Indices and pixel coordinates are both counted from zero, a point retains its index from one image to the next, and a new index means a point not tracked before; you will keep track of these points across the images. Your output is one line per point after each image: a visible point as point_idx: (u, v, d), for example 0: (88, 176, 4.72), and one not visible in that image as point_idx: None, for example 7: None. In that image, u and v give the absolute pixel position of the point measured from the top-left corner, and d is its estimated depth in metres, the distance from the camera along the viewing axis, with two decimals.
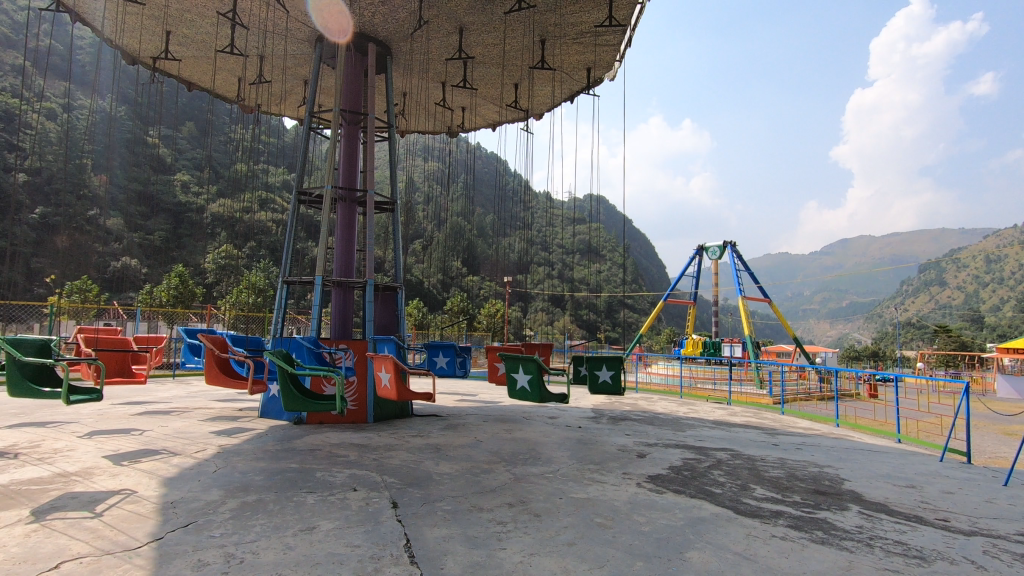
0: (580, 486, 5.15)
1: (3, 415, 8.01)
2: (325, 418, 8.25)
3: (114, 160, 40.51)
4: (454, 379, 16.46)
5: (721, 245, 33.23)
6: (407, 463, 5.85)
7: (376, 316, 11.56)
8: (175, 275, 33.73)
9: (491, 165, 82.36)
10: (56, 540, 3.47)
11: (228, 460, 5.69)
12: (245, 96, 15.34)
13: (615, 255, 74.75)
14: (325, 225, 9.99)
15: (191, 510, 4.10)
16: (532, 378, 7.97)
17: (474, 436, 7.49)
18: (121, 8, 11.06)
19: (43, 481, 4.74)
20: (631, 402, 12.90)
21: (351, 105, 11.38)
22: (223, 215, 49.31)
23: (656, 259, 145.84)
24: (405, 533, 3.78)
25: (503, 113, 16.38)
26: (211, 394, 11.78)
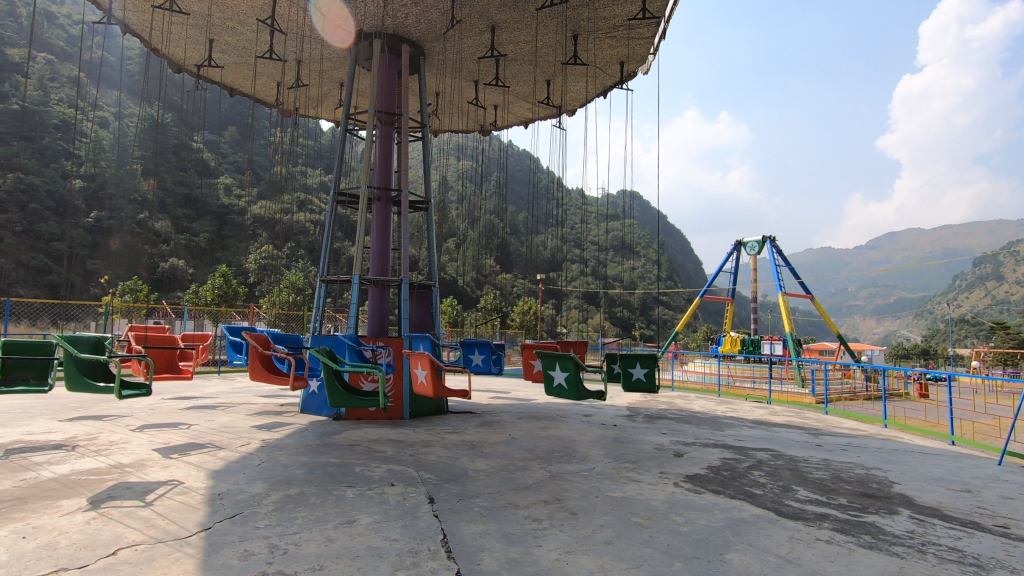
0: (616, 485, 5.10)
1: (63, 410, 8.45)
2: (363, 414, 8.41)
3: (162, 165, 42.32)
4: (489, 377, 16.52)
5: (759, 240, 32.36)
6: (444, 459, 5.91)
7: (412, 314, 11.70)
8: (219, 275, 34.96)
9: (523, 163, 82.41)
10: (113, 528, 3.64)
11: (271, 455, 5.87)
12: (284, 100, 15.79)
13: (649, 252, 73.74)
14: (361, 225, 10.14)
15: (237, 502, 4.25)
16: (569, 375, 7.93)
17: (509, 433, 7.52)
18: (167, 18, 11.51)
19: (100, 472, 4.98)
20: (668, 401, 12.72)
21: (386, 106, 11.58)
22: (264, 217, 50.94)
23: (692, 255, 143.26)
24: (442, 529, 3.81)
25: (536, 110, 16.34)
26: (255, 390, 12.16)
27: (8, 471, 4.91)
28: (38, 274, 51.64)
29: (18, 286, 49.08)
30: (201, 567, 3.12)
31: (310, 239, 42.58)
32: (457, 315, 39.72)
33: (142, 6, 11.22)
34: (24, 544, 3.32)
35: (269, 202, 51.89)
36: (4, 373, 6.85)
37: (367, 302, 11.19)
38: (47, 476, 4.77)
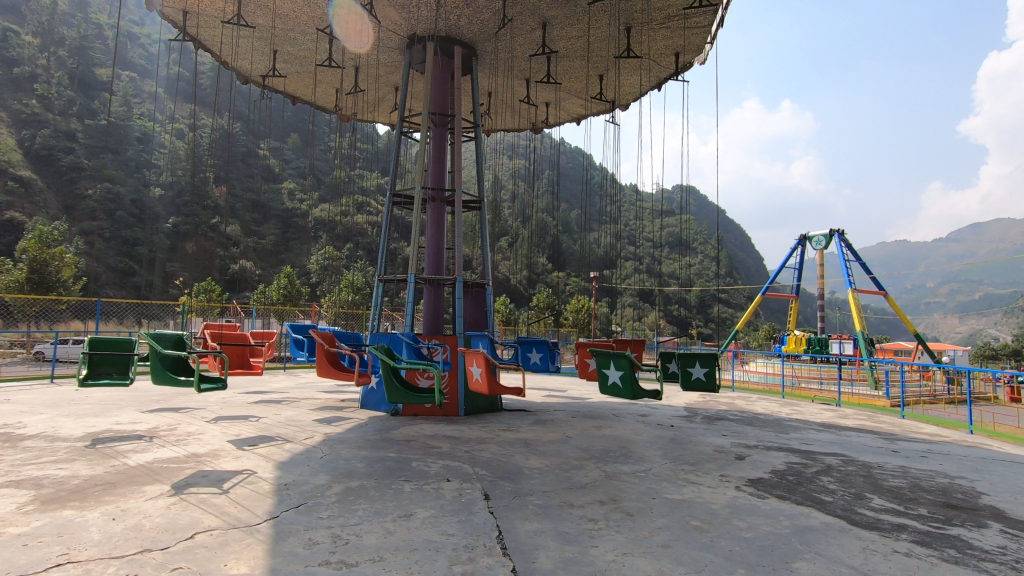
0: (674, 487, 4.97)
1: (147, 402, 9.08)
2: (420, 411, 8.62)
3: (232, 171, 44.97)
4: (544, 375, 16.51)
5: (827, 233, 30.71)
6: (498, 456, 5.95)
7: (466, 312, 11.86)
8: (283, 275, 36.65)
9: (576, 160, 81.83)
10: (191, 513, 3.88)
11: (334, 448, 6.10)
12: (342, 105, 16.38)
13: (708, 248, 71.60)
14: (416, 225, 10.32)
15: (302, 493, 4.44)
16: (624, 374, 7.79)
17: (563, 432, 7.47)
18: (235, 32, 12.12)
19: (179, 460, 5.33)
20: (729, 401, 12.30)
21: (439, 107, 11.78)
22: (325, 220, 53.11)
23: (752, 250, 137.83)
24: (497, 526, 3.83)
25: (589, 106, 16.15)
26: (318, 386, 12.67)
27: (99, 458, 5.33)
28: (124, 277, 55.86)
29: (108, 288, 53.38)
30: (269, 553, 3.27)
31: (367, 240, 43.99)
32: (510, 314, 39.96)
33: (213, 22, 11.88)
34: (114, 525, 3.60)
35: (330, 205, 54.00)
36: (93, 367, 7.44)
37: (423, 300, 11.38)
38: (133, 463, 5.15)
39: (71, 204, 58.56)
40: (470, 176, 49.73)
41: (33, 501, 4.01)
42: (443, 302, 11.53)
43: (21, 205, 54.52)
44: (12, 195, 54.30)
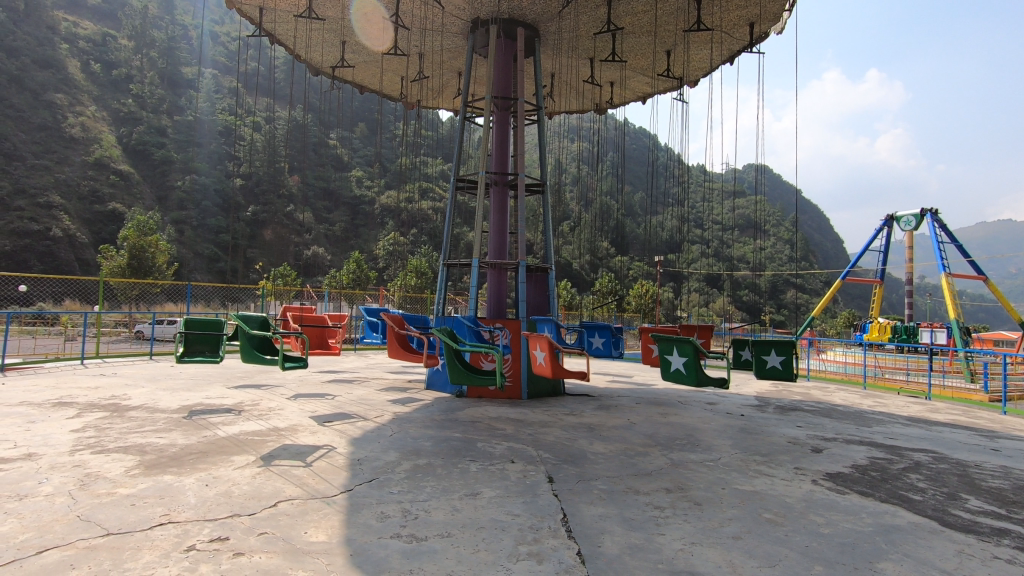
0: (745, 477, 4.80)
1: (234, 379, 9.76)
2: (483, 393, 8.79)
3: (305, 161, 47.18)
4: (608, 361, 16.31)
5: (917, 213, 28.36)
6: (561, 440, 5.97)
7: (529, 296, 11.89)
8: (353, 260, 38.09)
9: (640, 141, 79.79)
10: (274, 482, 4.15)
11: (402, 426, 6.33)
12: (408, 93, 16.71)
13: (782, 230, 68.05)
14: (479, 210, 10.33)
15: (374, 468, 4.65)
16: (688, 361, 7.56)
17: (627, 418, 7.37)
18: (306, 25, 12.63)
19: (263, 434, 5.69)
20: (804, 391, 11.73)
21: (502, 91, 11.71)
22: (391, 206, 54.75)
23: (832, 232, 129.61)
24: (562, 508, 3.84)
25: (655, 84, 15.62)
26: (386, 366, 13.12)
27: (193, 428, 5.79)
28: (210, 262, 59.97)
29: (197, 273, 57.62)
30: (345, 524, 3.44)
31: (432, 226, 45.10)
32: (572, 298, 39.88)
33: (286, 17, 12.40)
34: (207, 490, 3.90)
35: (396, 192, 55.64)
36: (189, 345, 8.07)
37: (486, 285, 11.45)
38: (223, 434, 5.56)
39: (164, 194, 63.50)
40: (532, 161, 49.66)
41: (139, 465, 4.43)
42: (506, 286, 11.57)
43: (122, 197, 59.63)
44: (114, 187, 59.43)
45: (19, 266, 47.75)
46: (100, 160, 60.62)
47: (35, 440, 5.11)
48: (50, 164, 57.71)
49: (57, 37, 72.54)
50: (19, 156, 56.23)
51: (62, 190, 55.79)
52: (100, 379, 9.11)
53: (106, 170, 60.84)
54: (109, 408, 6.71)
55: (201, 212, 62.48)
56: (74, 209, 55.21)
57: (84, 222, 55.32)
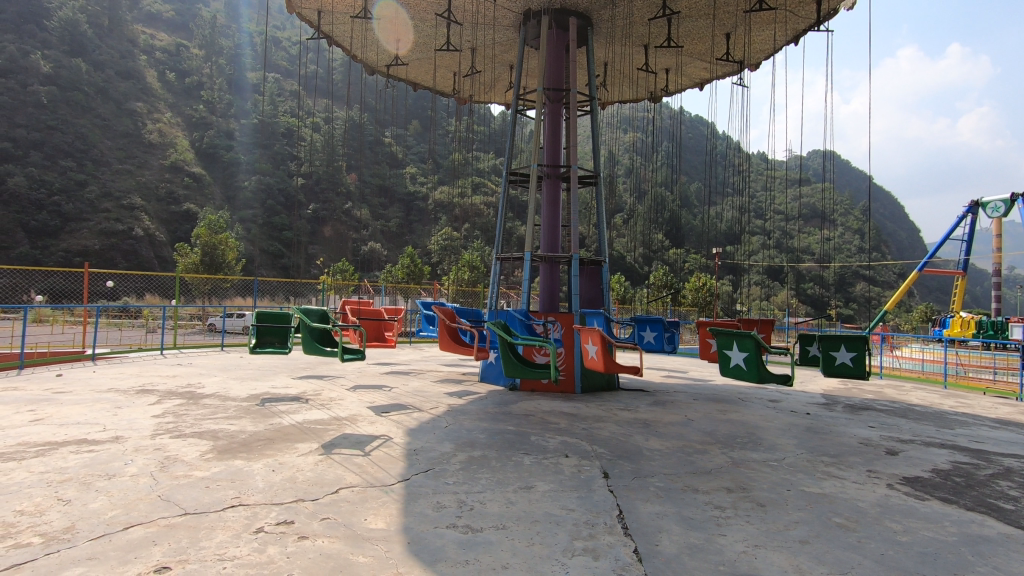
0: (813, 479, 4.57)
1: (298, 369, 10.20)
2: (537, 386, 8.78)
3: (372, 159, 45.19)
4: (663, 356, 15.96)
5: (1006, 199, 26.19)
6: (617, 435, 5.86)
7: (582, 290, 11.76)
8: (407, 255, 39.02)
9: (697, 130, 77.69)
10: (335, 470, 4.29)
11: (457, 418, 6.41)
12: (460, 89, 16.86)
13: (851, 219, 64.55)
14: (531, 203, 10.27)
15: (429, 459, 4.72)
16: (749, 356, 7.26)
17: (684, 414, 7.18)
18: (361, 25, 12.96)
19: (325, 423, 5.90)
20: (876, 389, 11.06)
21: (554, 83, 11.59)
22: (444, 201, 55.72)
23: (907, 220, 121.57)
24: (618, 505, 3.78)
25: (713, 69, 15.05)
26: (440, 359, 13.38)
27: (261, 416, 6.08)
28: (275, 258, 63.12)
29: (263, 268, 60.73)
30: (402, 512, 3.51)
31: (485, 221, 45.68)
32: (625, 292, 39.43)
33: (343, 18, 12.77)
34: (274, 476, 4.08)
35: (449, 187, 56.56)
36: (260, 336, 8.50)
37: (538, 278, 11.38)
38: (289, 423, 5.81)
39: (233, 194, 67.09)
40: (584, 153, 49.36)
41: (212, 449, 4.69)
42: (559, 280, 11.46)
43: (195, 198, 63.55)
44: (188, 189, 63.40)
45: (107, 263, 51.66)
46: (175, 164, 64.80)
47: (121, 424, 5.50)
48: (132, 168, 62.05)
49: (137, 50, 77.84)
50: (105, 161, 60.75)
51: (143, 192, 59.90)
52: (177, 369, 9.73)
53: (181, 172, 64.99)
54: (184, 395, 7.16)
55: (266, 211, 65.62)
56: (153, 210, 59.22)
57: (162, 221, 59.27)
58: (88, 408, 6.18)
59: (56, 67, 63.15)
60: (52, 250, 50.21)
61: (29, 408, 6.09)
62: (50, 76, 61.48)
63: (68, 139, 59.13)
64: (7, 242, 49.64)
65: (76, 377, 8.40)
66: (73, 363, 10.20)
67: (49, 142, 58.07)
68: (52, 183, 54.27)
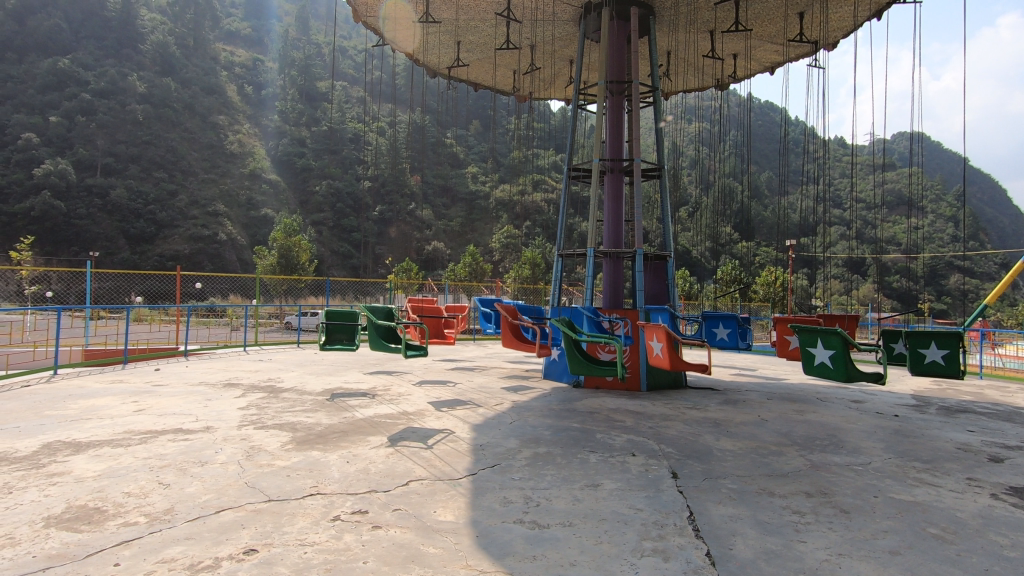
0: (903, 486, 4.25)
1: (368, 365, 10.62)
2: (602, 383, 8.71)
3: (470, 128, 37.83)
4: (732, 354, 15.41)
5: None
6: (685, 434, 5.70)
7: (646, 286, 11.48)
8: (469, 253, 39.52)
9: (767, 116, 74.26)
10: (405, 462, 4.44)
11: (521, 415, 6.45)
12: (520, 86, 16.88)
13: (943, 206, 59.49)
14: (593, 199, 10.10)
15: (496, 454, 4.78)
16: (835, 354, 6.84)
17: (758, 414, 6.88)
18: (424, 30, 13.27)
19: (394, 417, 6.10)
20: (976, 390, 10.14)
21: (616, 75, 11.23)
22: (504, 199, 56.34)
23: (1009, 204, 110.49)
24: (688, 506, 3.68)
25: (786, 51, 14.27)
26: (503, 355, 13.51)
27: (335, 410, 6.37)
28: (345, 258, 65.88)
29: (334, 268, 63.81)
30: (470, 506, 3.59)
31: (545, 218, 45.81)
32: (691, 288, 38.45)
33: (407, 24, 13.07)
34: (348, 466, 4.27)
35: (509, 186, 57.06)
36: (330, 334, 8.91)
37: (601, 274, 11.19)
38: (360, 416, 6.05)
39: (305, 199, 70.76)
40: (647, 146, 48.64)
41: (292, 441, 4.95)
42: (623, 276, 11.25)
43: (272, 203, 67.34)
44: (265, 195, 67.25)
45: (195, 266, 55.87)
46: (254, 172, 69.02)
47: (210, 415, 5.93)
48: (216, 177, 66.73)
49: (218, 67, 83.72)
50: (192, 172, 65.65)
51: (226, 200, 64.30)
52: (259, 364, 10.39)
53: (259, 179, 69.10)
54: (266, 389, 7.62)
55: (336, 214, 68.68)
56: (235, 216, 63.43)
57: (243, 226, 63.38)
58: (183, 399, 6.72)
59: (150, 86, 68.92)
60: (149, 255, 55.05)
61: (132, 399, 6.68)
62: (144, 95, 67.14)
63: (160, 153, 64.43)
64: (111, 248, 54.75)
65: (172, 371, 9.19)
66: (169, 359, 11.08)
67: (145, 156, 63.43)
68: (148, 194, 59.28)
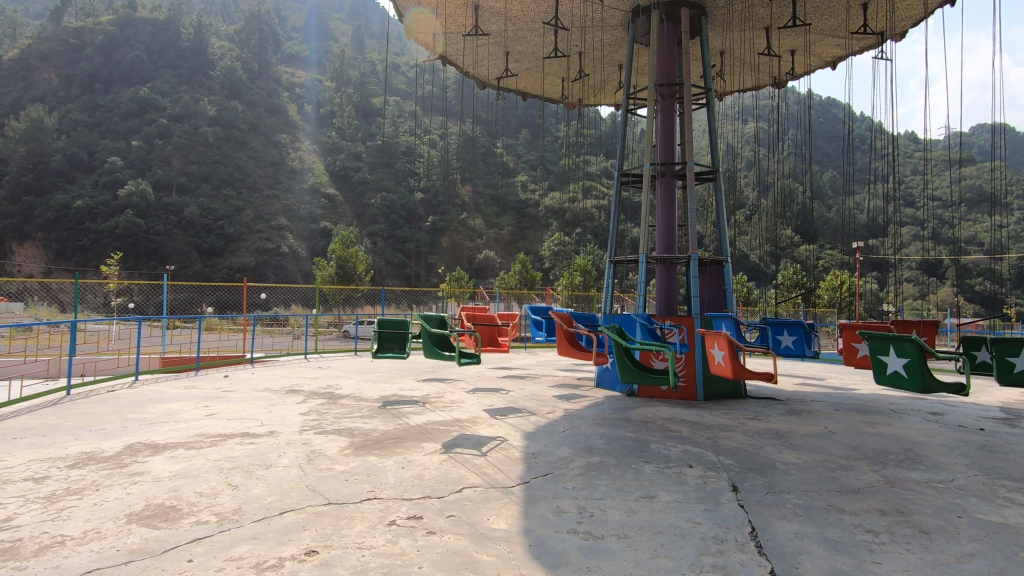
0: (991, 507, 3.91)
1: (421, 372, 10.81)
2: (656, 392, 8.51)
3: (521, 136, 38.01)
4: (797, 363, 14.68)
5: None
6: (746, 446, 5.49)
7: (702, 292, 11.15)
8: (519, 262, 39.70)
9: (829, 113, 71.12)
10: (458, 469, 4.48)
11: (574, 423, 6.38)
12: (569, 94, 16.88)
13: None
14: (644, 204, 9.92)
15: (548, 463, 4.75)
16: (911, 362, 6.41)
17: (824, 425, 6.54)
18: (473, 43, 13.53)
19: (447, 424, 6.17)
20: None
21: (667, 77, 11.02)
22: (554, 207, 56.41)
23: None
24: (750, 521, 3.53)
25: (849, 44, 13.60)
26: (556, 364, 13.41)
27: (390, 416, 6.52)
28: (399, 269, 67.56)
29: (388, 278, 65.57)
30: (523, 515, 3.57)
31: (596, 225, 45.47)
32: (750, 293, 37.12)
33: (456, 38, 13.37)
34: (403, 472, 4.36)
35: (559, 193, 57.18)
36: (382, 342, 9.12)
37: (654, 280, 10.97)
38: (413, 423, 6.15)
39: (362, 211, 73.23)
40: (700, 148, 47.60)
41: (349, 446, 5.11)
42: (677, 281, 10.98)
43: (330, 216, 70.03)
44: (324, 209, 70.06)
45: (260, 277, 58.81)
46: (314, 187, 72.03)
47: (275, 420, 6.20)
48: (279, 193, 70.14)
49: (281, 88, 88.32)
50: (257, 188, 69.28)
51: (288, 214, 67.45)
52: (319, 372, 10.78)
53: (319, 194, 72.07)
54: (326, 395, 7.90)
55: (390, 225, 70.64)
56: (296, 229, 66.43)
57: (304, 239, 66.29)
58: (249, 404, 7.05)
59: (220, 110, 73.49)
60: (219, 268, 58.39)
61: (204, 404, 7.09)
62: (214, 118, 71.65)
63: (229, 171, 68.46)
64: (185, 262, 58.38)
65: (238, 378, 9.66)
66: (236, 366, 11.69)
67: (216, 175, 67.52)
68: (218, 211, 62.94)
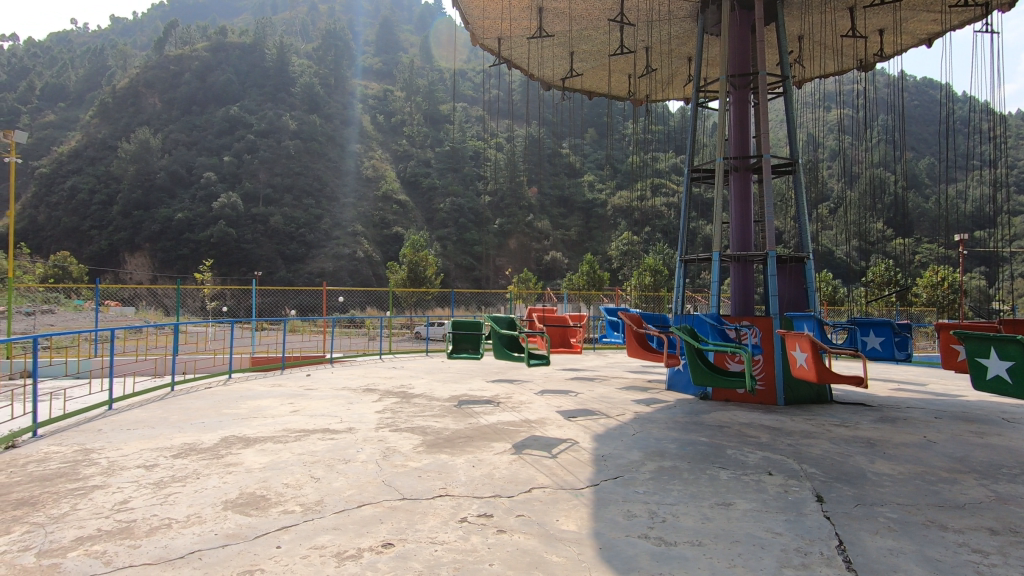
0: None
1: (490, 373, 10.93)
2: (731, 396, 8.16)
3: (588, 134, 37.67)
4: (890, 367, 13.59)
5: None
6: (831, 454, 5.15)
7: (781, 291, 10.58)
8: (586, 262, 39.35)
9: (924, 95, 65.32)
10: (528, 470, 4.50)
11: (644, 426, 6.25)
12: (636, 90, 16.60)
13: None
14: (717, 200, 9.55)
15: (618, 465, 4.68)
16: (1016, 365, 5.77)
17: (921, 434, 6.02)
18: (538, 44, 13.57)
19: (516, 424, 6.22)
20: None
21: (739, 67, 10.58)
22: (622, 205, 55.51)
23: None
24: (837, 534, 3.31)
25: (946, 19, 12.45)
26: (626, 366, 13.16)
27: (461, 416, 6.66)
28: (468, 271, 68.69)
29: (458, 281, 66.80)
30: (593, 517, 3.54)
31: (665, 223, 44.26)
32: (835, 291, 34.88)
33: (521, 41, 13.49)
34: (474, 471, 4.44)
35: (627, 192, 56.19)
36: (455, 343, 9.32)
37: (728, 279, 10.53)
38: (484, 423, 6.26)
39: (431, 216, 75.21)
40: (777, 139, 45.26)
41: (422, 444, 5.27)
42: (753, 280, 10.47)
43: (402, 220, 72.39)
44: (396, 214, 72.54)
45: (338, 281, 61.81)
46: (386, 194, 74.76)
47: (352, 417, 6.49)
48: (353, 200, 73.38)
49: (355, 101, 92.62)
50: (335, 197, 72.95)
51: (363, 220, 70.39)
52: (393, 372, 11.15)
53: (390, 201, 74.73)
54: (400, 394, 8.20)
55: (459, 228, 72.02)
56: (371, 235, 69.28)
57: (378, 244, 68.94)
58: (330, 402, 7.43)
59: (300, 124, 78.19)
60: (300, 273, 61.87)
61: (289, 401, 7.56)
62: (295, 132, 76.26)
63: (309, 181, 72.59)
64: (271, 268, 62.31)
65: (320, 377, 10.22)
66: (317, 366, 12.34)
67: (297, 186, 71.65)
68: (299, 219, 66.73)
